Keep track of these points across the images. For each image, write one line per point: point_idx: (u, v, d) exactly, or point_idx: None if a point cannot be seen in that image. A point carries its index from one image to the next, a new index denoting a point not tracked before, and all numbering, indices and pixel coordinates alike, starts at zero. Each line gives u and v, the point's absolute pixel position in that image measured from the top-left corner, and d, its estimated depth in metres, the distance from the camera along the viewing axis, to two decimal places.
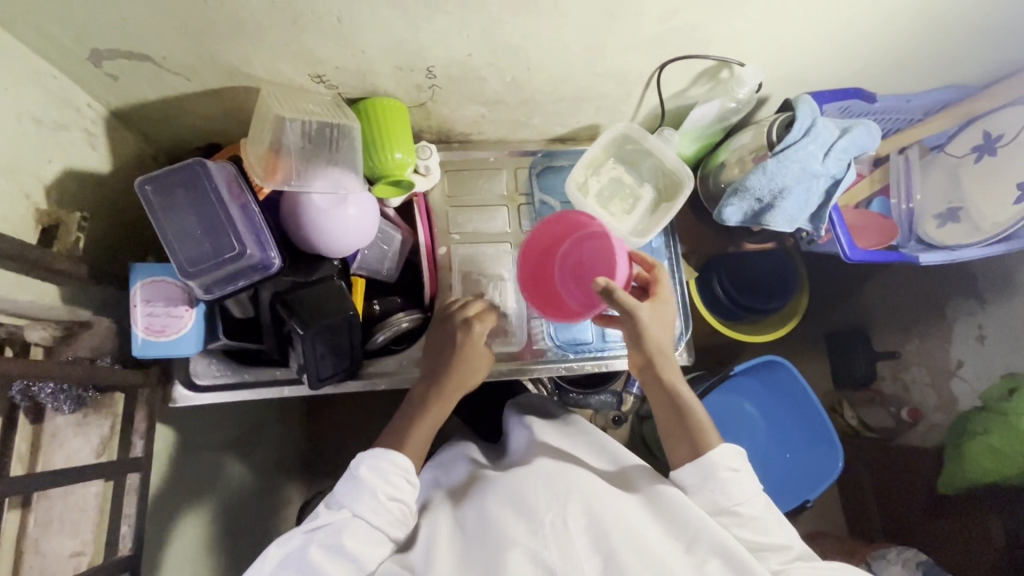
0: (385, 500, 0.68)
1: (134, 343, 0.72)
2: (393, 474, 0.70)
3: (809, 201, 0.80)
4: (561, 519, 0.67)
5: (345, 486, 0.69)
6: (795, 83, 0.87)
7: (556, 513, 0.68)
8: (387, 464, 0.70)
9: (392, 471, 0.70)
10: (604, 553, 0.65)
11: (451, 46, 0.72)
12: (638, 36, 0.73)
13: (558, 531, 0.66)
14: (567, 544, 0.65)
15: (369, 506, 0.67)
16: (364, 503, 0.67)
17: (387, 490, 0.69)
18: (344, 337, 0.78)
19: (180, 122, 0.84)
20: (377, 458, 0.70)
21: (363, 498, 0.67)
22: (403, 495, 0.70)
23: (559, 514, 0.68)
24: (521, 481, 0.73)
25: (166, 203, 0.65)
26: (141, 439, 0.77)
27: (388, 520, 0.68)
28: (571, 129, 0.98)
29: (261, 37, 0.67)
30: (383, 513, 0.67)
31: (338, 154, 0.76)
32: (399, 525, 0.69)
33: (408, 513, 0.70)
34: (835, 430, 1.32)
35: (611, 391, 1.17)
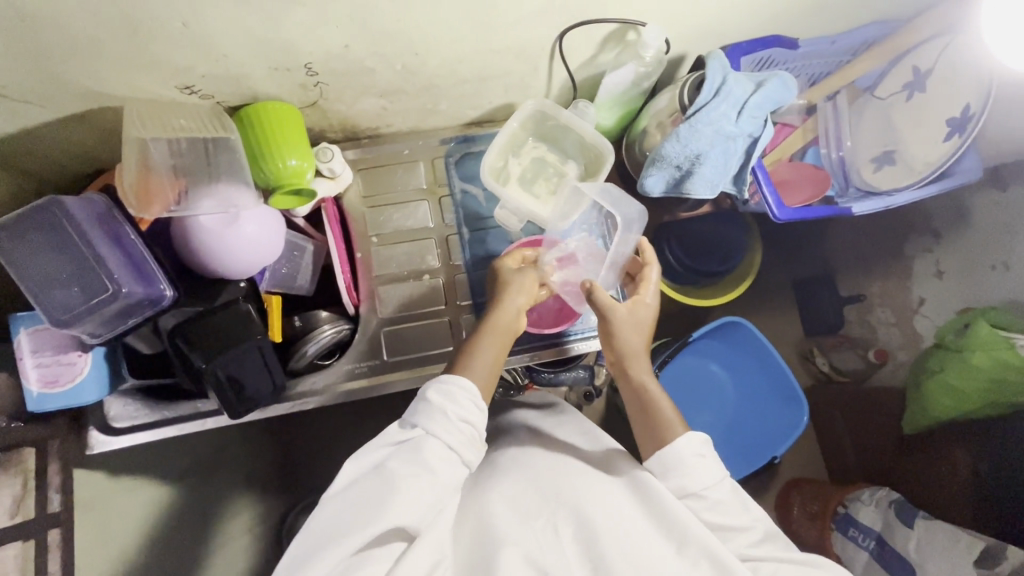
0: (454, 420, 0.60)
1: (29, 398, 0.68)
2: (461, 396, 0.61)
3: (729, 163, 0.76)
4: (550, 527, 0.63)
5: (416, 406, 0.61)
6: (710, 37, 0.82)
7: (549, 521, 0.63)
8: (453, 385, 0.61)
9: (460, 392, 0.61)
10: (595, 559, 0.59)
11: (322, 38, 0.66)
12: (528, 5, 0.68)
13: (549, 539, 0.62)
14: (559, 552, 0.60)
15: (440, 426, 0.59)
16: (435, 422, 0.59)
17: (457, 411, 0.60)
18: (260, 364, 0.74)
19: (54, 153, 0.77)
20: (443, 380, 0.62)
21: (434, 417, 0.59)
22: (473, 419, 0.61)
23: (551, 521, 0.63)
24: (517, 489, 0.69)
25: (21, 248, 0.60)
26: (57, 492, 0.75)
27: (458, 440, 0.60)
28: (485, 111, 0.92)
29: (103, 52, 0.61)
30: (457, 433, 0.59)
31: (218, 170, 0.71)
32: (471, 448, 0.61)
33: (478, 436, 0.62)
34: (799, 386, 1.32)
35: (583, 366, 1.13)
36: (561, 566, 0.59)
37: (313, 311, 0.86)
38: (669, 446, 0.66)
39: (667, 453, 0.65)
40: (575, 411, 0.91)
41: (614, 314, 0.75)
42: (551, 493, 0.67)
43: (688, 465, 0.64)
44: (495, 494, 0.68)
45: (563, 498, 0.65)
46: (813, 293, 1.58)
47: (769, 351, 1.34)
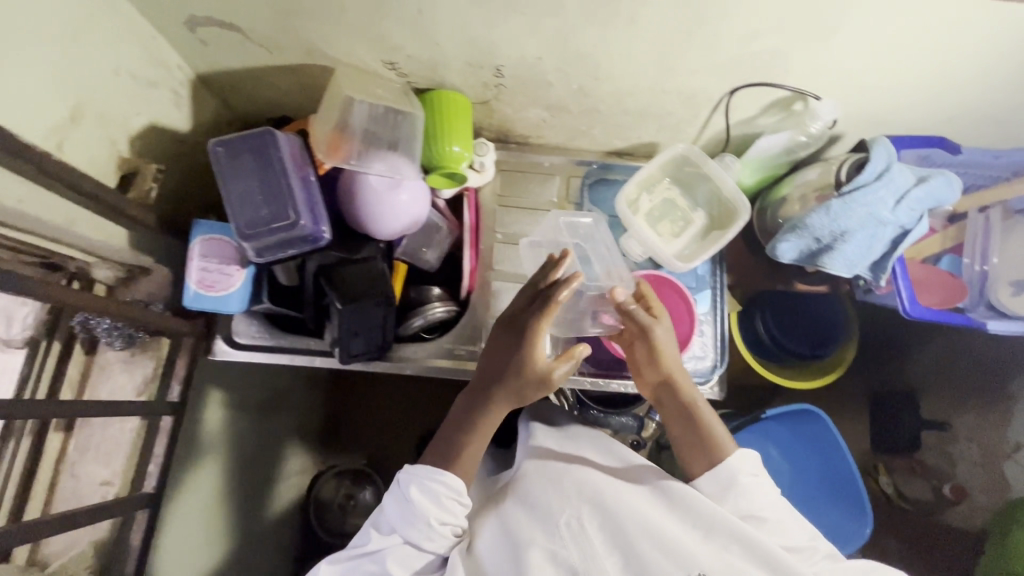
0: (437, 525, 0.68)
1: (186, 294, 0.76)
2: (443, 498, 0.69)
3: (872, 247, 0.75)
4: (574, 520, 0.67)
5: (394, 511, 0.70)
6: (874, 125, 0.83)
7: (570, 513, 0.67)
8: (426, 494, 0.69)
9: (443, 494, 0.69)
10: (625, 555, 0.64)
11: (523, 47, 0.73)
12: (716, 56, 0.72)
13: (573, 530, 0.66)
14: (585, 543, 0.65)
15: (420, 537, 0.68)
16: (415, 531, 0.68)
17: (438, 515, 0.69)
18: (379, 318, 0.80)
19: (257, 93, 0.88)
20: (428, 481, 0.69)
21: (414, 526, 0.68)
22: (452, 516, 0.70)
23: (574, 514, 0.67)
24: (532, 486, 0.72)
25: (238, 161, 0.70)
26: (179, 385, 0.81)
27: (440, 539, 0.69)
28: (630, 144, 0.97)
29: (343, 20, 0.70)
30: (437, 537, 0.68)
31: (397, 139, 0.78)
32: (450, 544, 0.70)
33: (460, 531, 0.71)
34: (869, 497, 1.25)
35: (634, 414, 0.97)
36: (588, 556, 0.64)
37: (428, 287, 0.91)
38: (725, 463, 0.72)
39: (727, 473, 0.71)
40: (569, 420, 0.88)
41: (657, 335, 0.75)
42: (570, 489, 0.70)
43: (744, 485, 0.70)
44: (517, 497, 0.72)
45: (582, 494, 0.69)
46: (893, 407, 1.49)
47: (842, 451, 1.28)
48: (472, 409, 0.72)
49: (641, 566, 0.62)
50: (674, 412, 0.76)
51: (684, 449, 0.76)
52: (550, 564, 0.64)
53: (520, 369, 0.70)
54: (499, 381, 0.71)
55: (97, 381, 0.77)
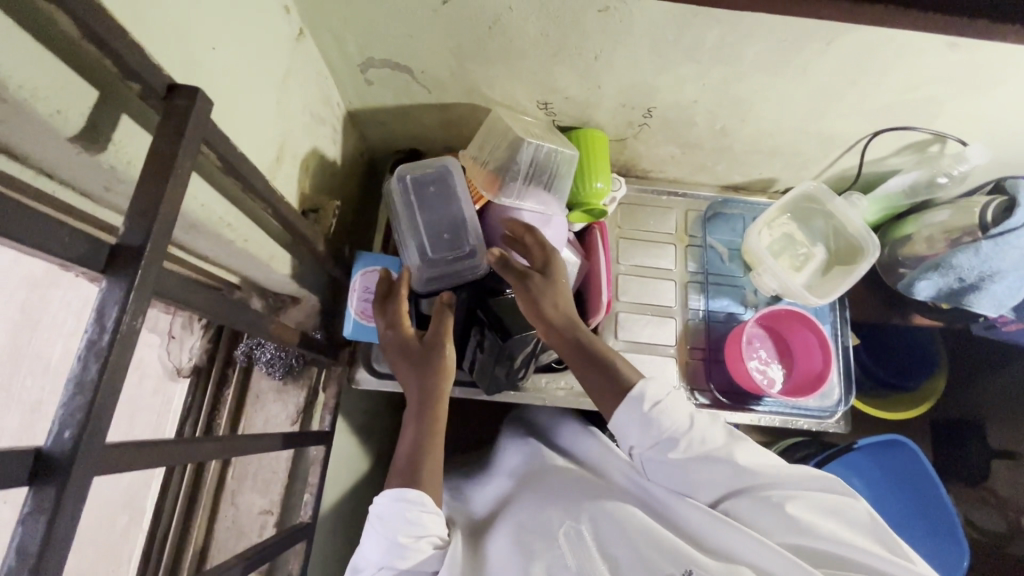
0: (411, 542, 0.59)
1: (347, 325, 0.77)
2: (413, 513, 0.60)
3: (1019, 289, 0.78)
4: (574, 530, 0.62)
5: (370, 540, 0.61)
6: (1006, 167, 0.85)
7: (570, 525, 0.63)
8: (398, 506, 0.61)
9: (411, 510, 0.60)
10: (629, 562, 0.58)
11: (683, 91, 0.76)
12: (870, 103, 0.75)
13: (574, 540, 0.61)
14: (585, 553, 0.59)
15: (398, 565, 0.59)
16: (391, 556, 0.59)
17: (411, 532, 0.60)
18: (529, 350, 0.81)
19: (398, 128, 0.91)
20: (393, 498, 0.61)
21: (389, 552, 0.59)
22: (425, 527, 0.61)
23: (573, 526, 0.62)
24: (531, 506, 0.68)
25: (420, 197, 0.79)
26: (329, 414, 0.80)
27: (422, 557, 0.59)
28: (749, 179, 0.99)
29: (517, 64, 0.73)
30: (424, 555, 0.60)
31: (552, 179, 0.81)
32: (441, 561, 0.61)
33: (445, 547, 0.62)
34: (964, 532, 1.25)
35: None
36: (588, 564, 0.58)
37: None
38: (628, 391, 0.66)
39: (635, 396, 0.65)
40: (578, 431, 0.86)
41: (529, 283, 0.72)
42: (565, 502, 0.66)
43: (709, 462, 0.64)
44: (515, 515, 0.68)
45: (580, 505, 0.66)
46: (958, 433, 1.46)
47: (933, 482, 1.28)
48: (418, 407, 0.68)
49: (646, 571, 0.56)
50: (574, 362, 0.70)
51: (594, 400, 0.69)
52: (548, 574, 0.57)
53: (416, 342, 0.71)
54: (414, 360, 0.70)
55: (252, 412, 0.79)
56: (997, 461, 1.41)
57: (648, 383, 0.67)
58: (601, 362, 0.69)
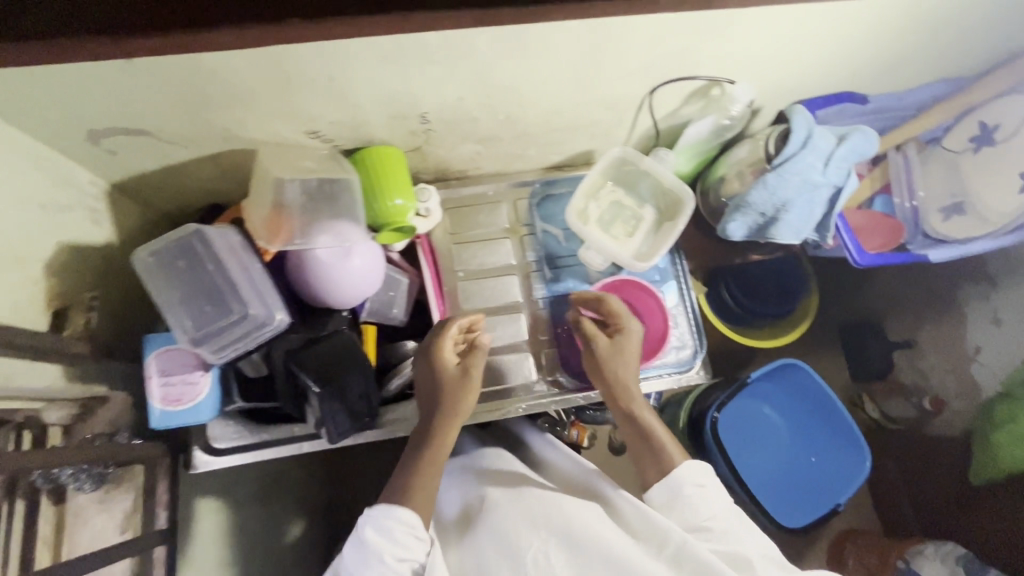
0: (395, 562, 0.64)
1: (152, 415, 0.72)
2: (399, 531, 0.65)
3: (813, 211, 0.79)
4: (543, 554, 0.65)
5: (353, 549, 0.66)
6: (787, 93, 0.87)
7: (539, 550, 0.65)
8: (392, 520, 0.66)
9: (398, 528, 0.65)
10: None
11: (444, 92, 0.73)
12: (630, 64, 0.74)
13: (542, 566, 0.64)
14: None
15: (380, 570, 0.63)
16: (371, 569, 0.63)
17: (395, 552, 0.64)
18: (360, 390, 0.77)
19: (180, 188, 0.84)
20: (382, 517, 0.66)
21: (371, 561, 0.63)
22: (410, 546, 0.65)
23: (542, 548, 0.65)
24: (504, 514, 0.70)
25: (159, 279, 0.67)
26: (165, 510, 0.78)
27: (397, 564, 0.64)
28: (567, 156, 0.98)
29: (255, 103, 0.68)
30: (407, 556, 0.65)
31: (337, 208, 0.77)
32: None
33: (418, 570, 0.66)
34: (862, 434, 1.31)
35: None
36: None
37: (403, 342, 0.90)
38: (675, 468, 0.74)
39: (672, 479, 0.73)
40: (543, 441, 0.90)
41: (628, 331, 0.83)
42: (538, 515, 0.68)
43: (689, 497, 0.72)
44: (488, 526, 0.69)
45: (551, 524, 0.67)
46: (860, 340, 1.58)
47: (828, 394, 1.34)
48: (428, 428, 0.74)
49: None
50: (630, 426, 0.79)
51: (637, 459, 0.78)
52: None
53: (440, 385, 0.76)
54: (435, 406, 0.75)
55: (75, 530, 0.69)
56: (896, 352, 1.55)
57: (689, 467, 0.74)
58: (657, 436, 0.77)
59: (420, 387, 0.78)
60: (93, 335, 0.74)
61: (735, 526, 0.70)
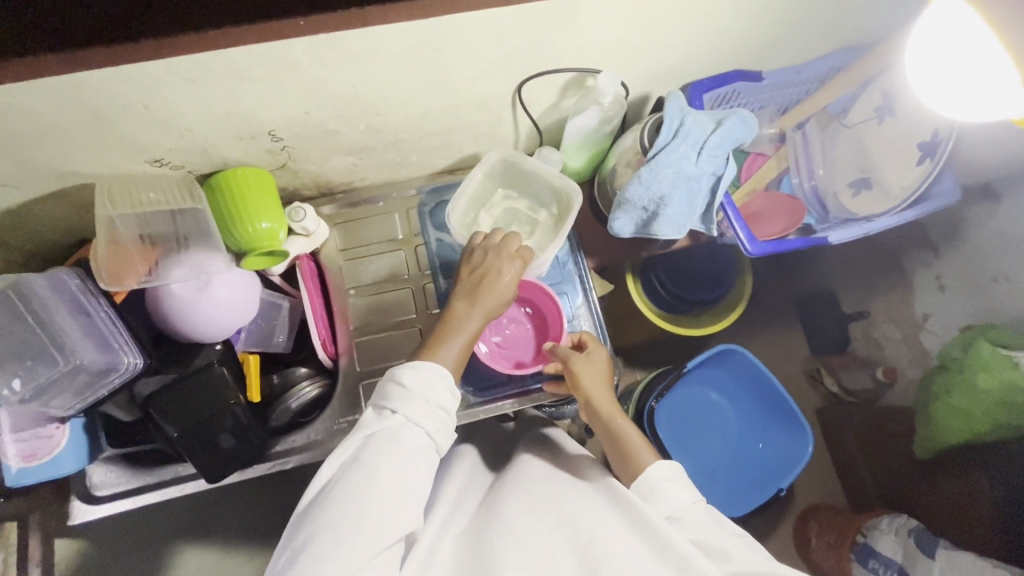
0: (424, 401, 0.58)
1: (7, 473, 0.68)
2: (436, 382, 0.59)
3: (694, 203, 0.75)
4: (549, 553, 0.60)
5: (394, 394, 0.58)
6: (669, 77, 0.83)
7: (545, 548, 0.61)
8: (437, 408, 0.59)
9: (434, 378, 0.59)
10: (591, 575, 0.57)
11: (283, 107, 0.68)
12: (482, 61, 0.69)
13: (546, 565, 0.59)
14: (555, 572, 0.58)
15: (421, 415, 0.57)
16: (415, 407, 0.57)
17: (432, 398, 0.58)
18: (234, 428, 0.74)
19: (36, 228, 0.80)
20: (414, 368, 0.59)
21: (402, 401, 0.57)
22: (446, 408, 0.59)
23: (552, 547, 0.61)
24: (508, 514, 0.66)
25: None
26: (37, 567, 0.77)
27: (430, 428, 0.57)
28: (458, 159, 0.94)
29: (72, 137, 0.63)
30: (433, 418, 0.58)
31: (189, 238, 0.73)
32: (445, 433, 0.59)
33: (448, 427, 0.59)
34: (802, 413, 1.29)
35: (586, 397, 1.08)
36: None
37: (292, 368, 0.87)
38: (644, 472, 0.70)
39: (643, 481, 0.69)
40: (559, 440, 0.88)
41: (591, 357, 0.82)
42: (548, 518, 0.65)
43: (660, 487, 0.67)
44: (486, 522, 0.66)
45: (559, 525, 0.64)
46: (811, 312, 1.52)
47: (768, 377, 1.31)
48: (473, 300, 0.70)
49: None
50: (604, 434, 0.78)
51: (613, 467, 0.76)
52: None
53: (485, 277, 0.72)
54: (467, 296, 0.71)
55: None
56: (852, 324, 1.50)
57: (658, 467, 0.70)
58: (632, 441, 0.75)
59: (473, 283, 0.72)
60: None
61: (708, 517, 0.64)
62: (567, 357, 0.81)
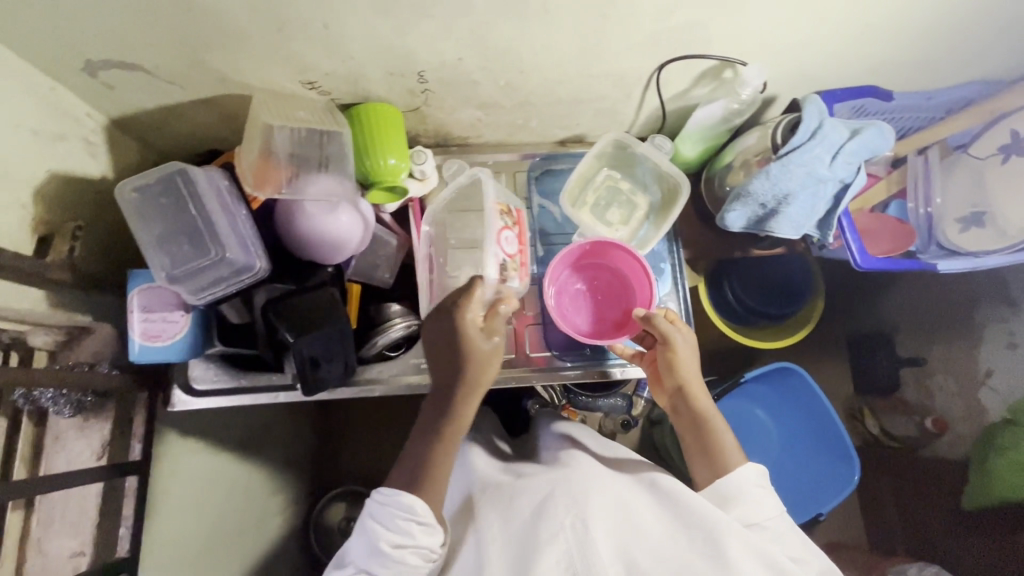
0: (389, 549, 0.62)
1: (131, 349, 0.73)
2: (400, 520, 0.64)
3: (816, 206, 0.76)
4: (580, 522, 0.62)
5: (358, 539, 0.66)
6: (804, 82, 0.83)
7: (575, 516, 0.63)
8: (405, 549, 0.63)
9: (399, 514, 0.64)
10: (626, 557, 0.60)
11: (441, 50, 0.71)
12: (637, 35, 0.71)
13: (578, 534, 0.61)
14: (587, 544, 0.60)
15: (380, 559, 0.62)
16: (371, 557, 0.63)
17: (393, 538, 0.63)
18: (337, 345, 0.77)
19: (178, 130, 0.84)
20: (382, 502, 0.65)
21: (369, 549, 0.64)
22: (417, 541, 0.63)
23: (579, 518, 0.63)
24: (541, 491, 0.69)
25: (144, 213, 0.68)
26: (140, 442, 0.81)
27: (404, 565, 0.63)
28: (572, 132, 0.96)
29: (248, 45, 0.67)
30: (391, 565, 0.62)
31: (328, 160, 0.76)
32: (420, 570, 0.63)
33: (428, 558, 0.64)
34: (853, 444, 1.28)
35: (621, 394, 1.09)
36: (591, 558, 0.60)
37: (386, 304, 0.89)
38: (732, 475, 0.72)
39: (729, 482, 0.71)
40: (585, 431, 0.90)
41: (680, 342, 0.78)
42: (570, 491, 0.66)
43: (749, 495, 0.69)
44: (516, 499, 0.70)
45: (578, 491, 0.66)
46: (867, 350, 1.49)
47: (823, 403, 1.31)
48: (445, 393, 0.71)
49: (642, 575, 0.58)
50: (688, 421, 0.78)
51: (692, 456, 0.78)
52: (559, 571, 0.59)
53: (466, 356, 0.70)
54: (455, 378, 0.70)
55: (52, 453, 0.72)
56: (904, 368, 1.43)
57: (747, 472, 0.71)
58: (717, 437, 0.76)
59: (444, 377, 0.71)
60: (75, 264, 0.74)
61: (791, 529, 0.68)
62: (667, 335, 0.78)
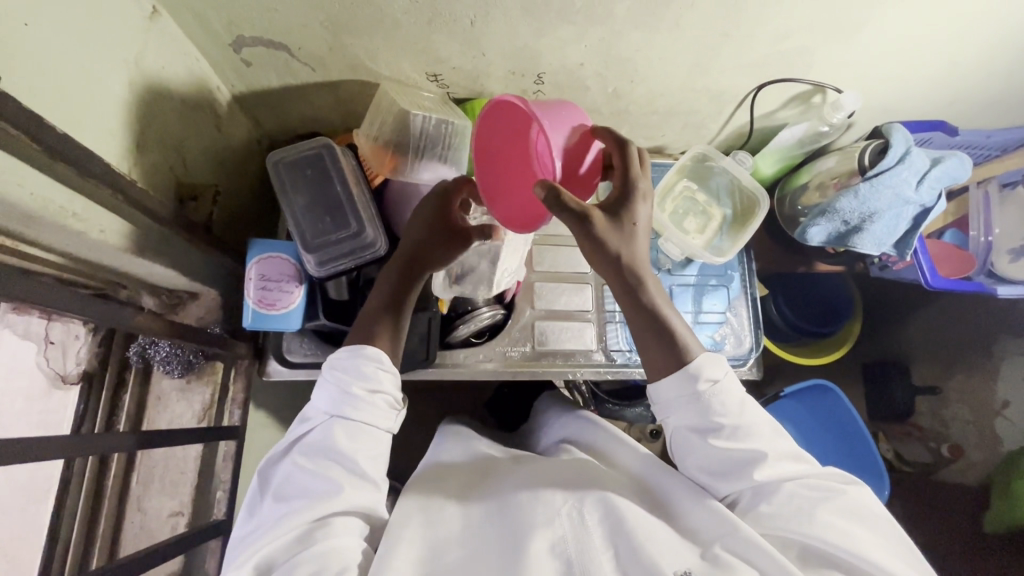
0: (363, 393, 0.61)
1: (248, 315, 0.75)
2: (365, 366, 0.62)
3: (898, 225, 0.84)
4: (577, 511, 0.59)
5: (320, 393, 0.63)
6: (884, 113, 0.90)
7: (573, 504, 0.60)
8: (370, 393, 0.62)
9: (364, 363, 0.62)
10: (619, 543, 0.56)
11: (568, 54, 0.76)
12: (749, 55, 0.76)
13: (574, 521, 0.58)
14: (584, 535, 0.57)
15: (347, 400, 0.60)
16: (337, 404, 0.61)
17: (362, 384, 0.61)
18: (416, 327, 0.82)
19: (290, 110, 0.87)
20: (343, 354, 0.63)
21: (339, 398, 0.61)
22: (385, 388, 0.63)
23: (576, 506, 0.60)
24: (524, 482, 0.66)
25: (295, 182, 0.76)
26: (238, 409, 0.81)
27: (376, 411, 0.61)
28: (654, 142, 1.01)
29: (394, 34, 0.71)
30: (361, 408, 0.60)
31: (448, 151, 0.79)
32: (388, 414, 0.62)
33: (394, 404, 0.63)
34: (886, 467, 1.27)
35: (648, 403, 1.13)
36: (585, 546, 0.56)
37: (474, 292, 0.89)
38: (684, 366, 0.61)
39: (690, 382, 0.61)
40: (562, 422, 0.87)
41: (597, 219, 0.58)
42: (564, 485, 0.64)
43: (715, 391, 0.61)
44: (506, 489, 0.66)
45: (582, 486, 0.64)
46: None
47: (859, 427, 1.30)
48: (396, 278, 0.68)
49: (637, 554, 0.54)
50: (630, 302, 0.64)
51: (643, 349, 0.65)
52: (550, 555, 0.55)
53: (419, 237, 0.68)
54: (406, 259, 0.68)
55: (156, 412, 0.81)
56: (920, 396, 1.40)
57: (708, 361, 0.61)
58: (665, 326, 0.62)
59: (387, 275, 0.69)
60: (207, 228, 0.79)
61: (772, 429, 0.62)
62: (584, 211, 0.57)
